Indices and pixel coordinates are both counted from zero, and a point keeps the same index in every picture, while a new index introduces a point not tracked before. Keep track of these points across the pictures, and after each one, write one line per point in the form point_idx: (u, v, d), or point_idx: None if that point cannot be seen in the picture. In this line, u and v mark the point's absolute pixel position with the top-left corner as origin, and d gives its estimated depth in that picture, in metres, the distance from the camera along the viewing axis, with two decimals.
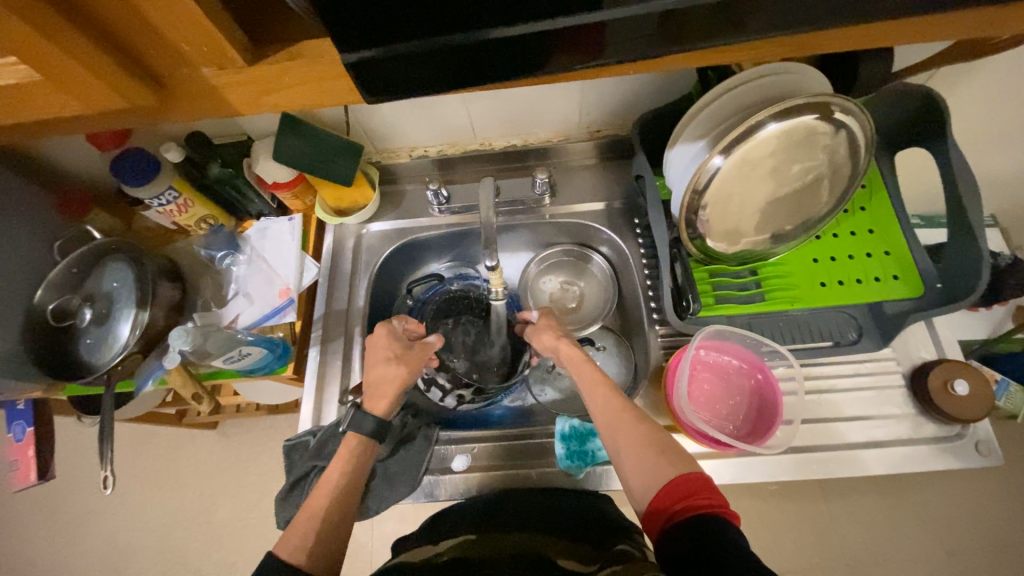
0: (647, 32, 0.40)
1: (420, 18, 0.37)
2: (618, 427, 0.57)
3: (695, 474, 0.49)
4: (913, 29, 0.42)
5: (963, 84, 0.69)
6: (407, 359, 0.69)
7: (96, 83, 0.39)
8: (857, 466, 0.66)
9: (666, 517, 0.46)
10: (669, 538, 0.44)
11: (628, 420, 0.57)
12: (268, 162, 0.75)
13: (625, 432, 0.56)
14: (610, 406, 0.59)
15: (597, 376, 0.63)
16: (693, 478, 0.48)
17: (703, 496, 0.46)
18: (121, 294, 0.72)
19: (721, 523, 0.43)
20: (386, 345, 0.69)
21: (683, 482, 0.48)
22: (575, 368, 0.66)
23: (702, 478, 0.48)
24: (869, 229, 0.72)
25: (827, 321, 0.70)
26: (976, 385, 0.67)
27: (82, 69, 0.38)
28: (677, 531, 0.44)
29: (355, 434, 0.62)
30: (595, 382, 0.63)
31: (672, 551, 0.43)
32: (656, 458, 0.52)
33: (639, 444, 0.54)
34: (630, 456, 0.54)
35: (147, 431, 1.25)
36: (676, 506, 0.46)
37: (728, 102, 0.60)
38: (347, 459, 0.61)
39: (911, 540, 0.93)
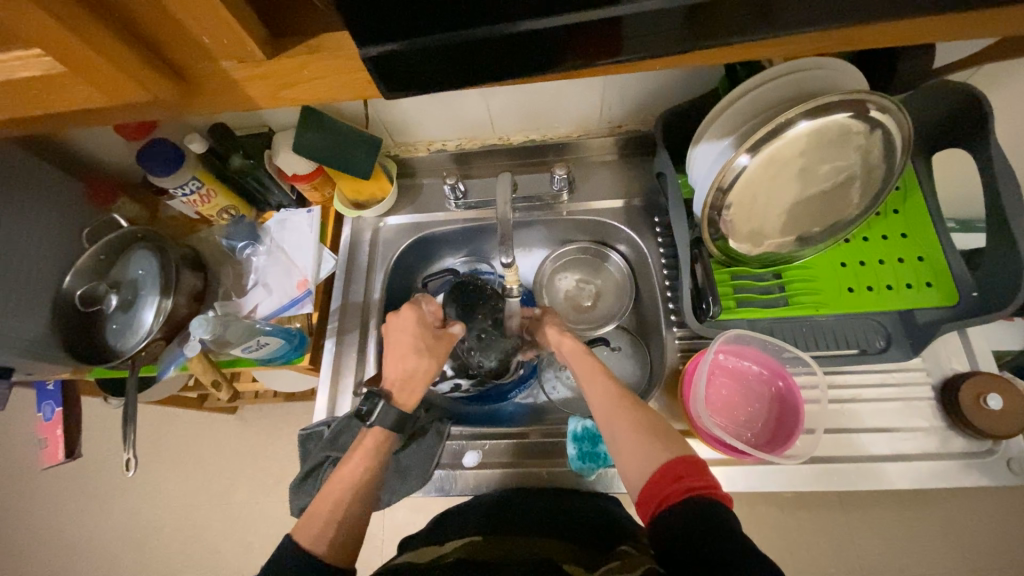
0: (674, 25, 0.38)
1: (439, 14, 0.36)
2: (613, 418, 0.56)
3: (685, 457, 0.48)
4: (961, 24, 0.39)
5: (1010, 83, 0.65)
6: (434, 350, 0.67)
7: (120, 75, 0.39)
8: (880, 479, 0.64)
9: (658, 503, 0.46)
10: (662, 526, 0.44)
11: (625, 406, 0.56)
12: (289, 153, 0.76)
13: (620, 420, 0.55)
14: (606, 397, 0.58)
15: (593, 368, 0.63)
16: (684, 461, 0.47)
17: (694, 480, 0.45)
18: (146, 282, 0.74)
19: (714, 507, 0.42)
20: (415, 336, 0.66)
21: (672, 466, 0.47)
22: (576, 359, 0.65)
23: (692, 460, 0.47)
24: (902, 233, 0.69)
25: (854, 329, 0.68)
26: (1010, 399, 0.64)
27: (106, 61, 0.38)
28: (670, 518, 0.44)
29: (382, 429, 0.61)
30: (594, 372, 0.62)
31: (666, 539, 0.42)
32: (648, 442, 0.51)
33: (631, 430, 0.53)
34: (625, 440, 0.53)
35: (170, 413, 1.29)
36: (668, 491, 0.46)
37: (758, 97, 0.58)
38: (371, 453, 0.60)
39: (933, 556, 0.90)
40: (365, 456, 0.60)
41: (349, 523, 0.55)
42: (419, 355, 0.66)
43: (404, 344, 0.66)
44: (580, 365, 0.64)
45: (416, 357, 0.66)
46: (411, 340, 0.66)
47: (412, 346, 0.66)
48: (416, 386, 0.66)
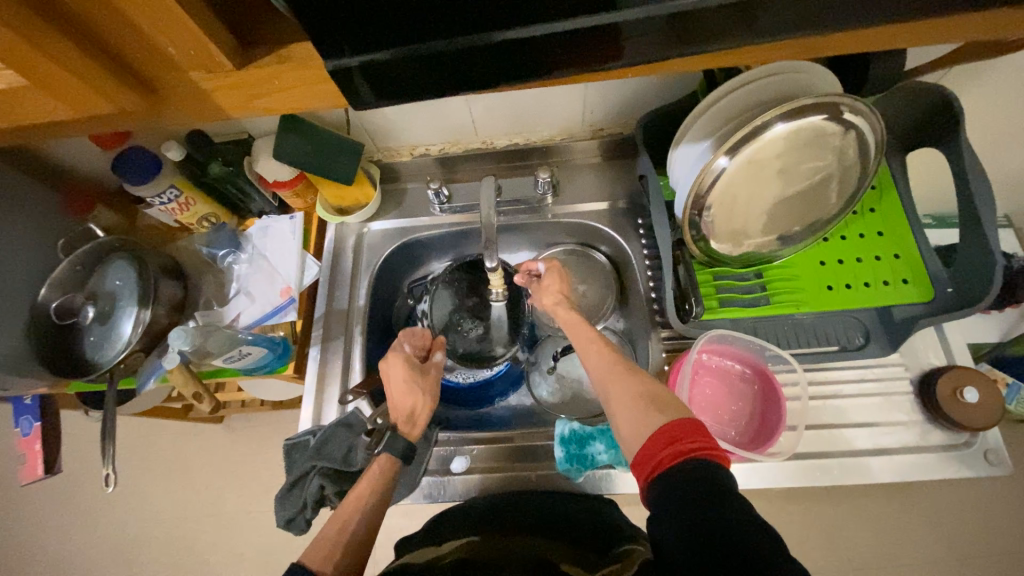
0: (647, 32, 0.38)
1: (412, 24, 0.36)
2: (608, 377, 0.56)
3: (682, 419, 0.45)
4: (927, 30, 0.40)
5: (979, 84, 0.67)
6: (424, 383, 0.68)
7: (82, 86, 0.39)
8: (864, 474, 0.65)
9: (654, 464, 0.44)
10: (658, 492, 0.42)
11: (620, 371, 0.55)
12: (270, 160, 0.75)
13: (620, 386, 0.53)
14: (601, 363, 0.58)
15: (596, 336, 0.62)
16: (680, 424, 0.45)
17: (692, 441, 0.43)
18: (124, 293, 0.72)
19: (714, 471, 0.41)
20: (407, 376, 0.67)
21: (670, 427, 0.45)
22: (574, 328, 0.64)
23: (689, 421, 0.45)
24: (879, 231, 0.71)
25: (833, 326, 0.69)
26: (986, 392, 0.66)
27: (67, 71, 0.37)
28: (666, 482, 0.42)
29: (389, 457, 0.61)
30: (590, 342, 0.61)
31: (665, 504, 0.41)
32: (637, 404, 0.50)
33: (631, 401, 0.51)
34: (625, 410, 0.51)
35: (155, 425, 1.27)
36: (666, 454, 0.43)
37: (734, 101, 0.58)
38: (378, 480, 0.60)
39: (920, 545, 0.91)
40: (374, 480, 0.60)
41: (356, 532, 0.55)
42: (412, 392, 0.66)
43: (399, 383, 0.67)
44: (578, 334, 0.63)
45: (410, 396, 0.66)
46: (403, 380, 0.67)
47: (409, 385, 0.66)
48: (421, 416, 0.66)
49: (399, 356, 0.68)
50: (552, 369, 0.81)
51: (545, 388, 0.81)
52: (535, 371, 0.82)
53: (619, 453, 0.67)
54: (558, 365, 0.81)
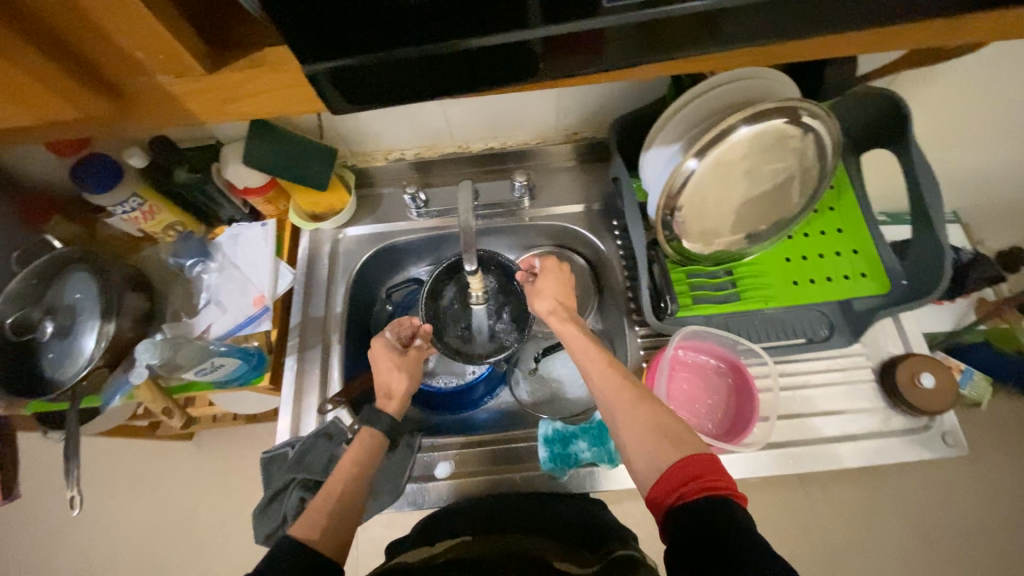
0: (620, 39, 0.39)
1: (387, 30, 0.36)
2: (609, 392, 0.57)
3: (699, 454, 0.46)
4: (874, 38, 0.43)
5: (924, 89, 0.71)
6: (406, 366, 0.71)
7: (45, 90, 0.37)
8: (833, 459, 0.68)
9: (671, 497, 0.45)
10: (674, 524, 0.43)
11: (629, 396, 0.55)
12: (239, 165, 0.74)
13: (642, 412, 0.53)
14: (608, 381, 0.58)
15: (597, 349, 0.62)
16: (697, 459, 0.46)
17: (711, 479, 0.44)
18: (86, 306, 0.68)
19: (732, 509, 0.41)
20: (387, 355, 0.70)
21: (688, 463, 0.46)
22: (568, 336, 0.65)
23: (708, 457, 0.46)
24: (838, 228, 0.75)
25: (796, 319, 0.73)
26: (942, 378, 0.70)
27: (31, 75, 0.36)
28: (683, 515, 0.43)
29: (371, 430, 0.64)
30: (595, 359, 0.61)
31: (682, 537, 0.42)
32: (650, 429, 0.51)
33: (644, 427, 0.52)
34: (641, 438, 0.51)
35: (117, 446, 1.20)
36: (683, 489, 0.44)
37: (701, 106, 0.61)
38: (361, 447, 0.62)
39: (887, 527, 0.96)
40: (358, 451, 0.62)
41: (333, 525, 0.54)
42: (391, 370, 0.69)
43: (384, 362, 0.70)
44: (575, 346, 0.64)
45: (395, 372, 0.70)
46: (386, 359, 0.70)
47: (391, 361, 0.69)
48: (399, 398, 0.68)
49: (381, 339, 0.71)
50: (533, 369, 0.83)
51: (523, 389, 0.82)
52: (517, 372, 0.83)
53: (602, 450, 0.68)
54: (540, 367, 0.83)
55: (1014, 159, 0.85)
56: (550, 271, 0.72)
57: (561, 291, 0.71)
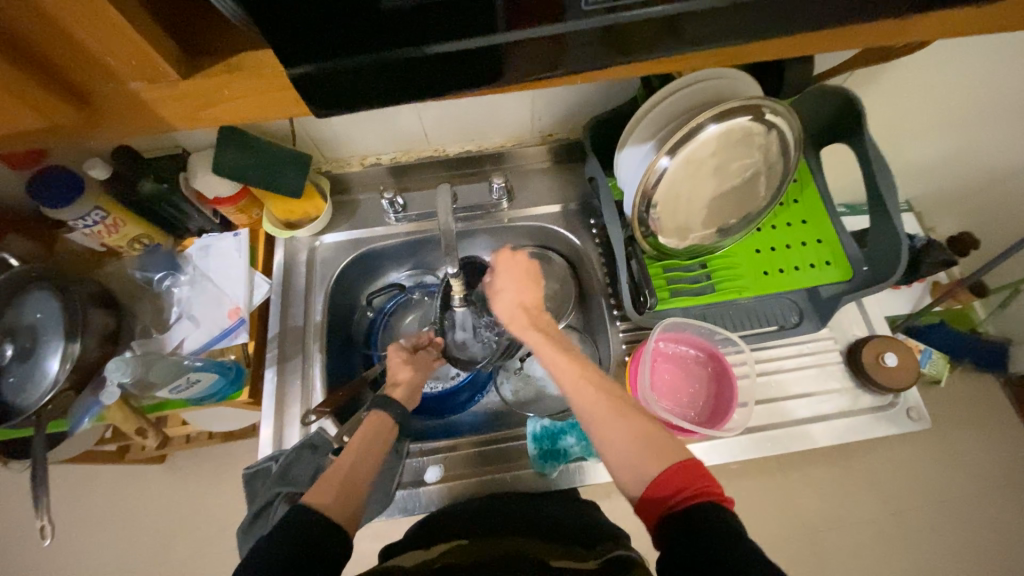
0: (590, 43, 0.39)
1: (360, 36, 0.35)
2: (579, 397, 0.56)
3: (679, 463, 0.47)
4: (832, 36, 0.45)
5: (875, 86, 0.76)
6: (415, 363, 0.76)
7: (9, 99, 0.36)
8: (807, 440, 0.72)
9: (662, 505, 0.46)
10: (666, 535, 0.44)
11: (609, 407, 0.54)
12: (208, 175, 0.72)
13: (621, 419, 0.53)
14: (586, 391, 0.56)
15: (563, 349, 0.61)
16: (683, 467, 0.46)
17: (696, 488, 0.45)
18: (47, 326, 0.63)
19: (718, 516, 0.42)
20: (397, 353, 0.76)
21: (671, 475, 0.46)
22: (531, 336, 0.64)
23: (688, 466, 0.46)
24: (803, 220, 0.78)
25: (768, 307, 0.76)
26: (904, 357, 0.74)
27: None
28: (676, 524, 0.44)
29: (381, 413, 0.66)
30: (569, 372, 0.58)
31: (673, 549, 0.42)
32: (632, 441, 0.50)
33: (626, 440, 0.51)
34: (624, 448, 0.51)
35: (83, 474, 1.14)
36: (674, 497, 0.45)
37: (670, 106, 0.63)
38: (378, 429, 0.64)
39: (860, 502, 1.01)
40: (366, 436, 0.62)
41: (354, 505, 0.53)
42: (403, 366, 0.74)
43: (395, 358, 0.75)
44: (539, 346, 0.62)
45: (406, 370, 0.75)
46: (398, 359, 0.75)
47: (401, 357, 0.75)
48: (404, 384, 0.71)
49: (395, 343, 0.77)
50: (522, 368, 0.83)
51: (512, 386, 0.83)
52: (505, 370, 0.84)
53: (590, 443, 0.70)
54: (527, 365, 0.83)
55: (959, 150, 0.91)
56: (505, 263, 0.70)
57: (520, 290, 0.69)
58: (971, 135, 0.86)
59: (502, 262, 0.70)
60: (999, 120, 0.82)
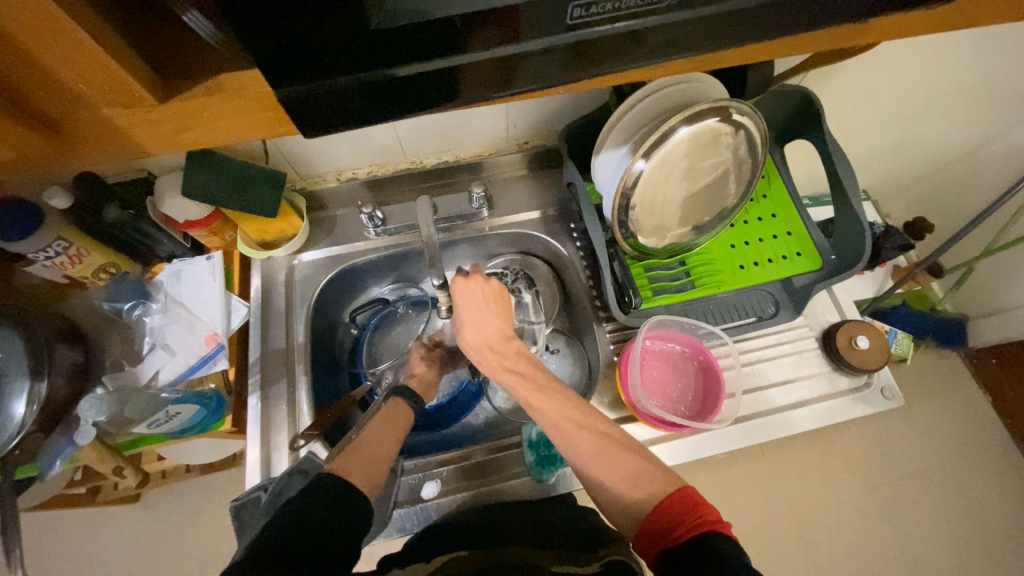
0: (560, 61, 0.39)
1: (335, 59, 0.34)
2: (559, 432, 0.57)
3: (680, 494, 0.47)
4: (791, 44, 0.46)
5: (830, 84, 0.80)
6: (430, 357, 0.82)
7: None
8: (791, 425, 0.74)
9: (664, 538, 0.45)
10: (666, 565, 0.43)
11: (592, 440, 0.55)
12: (177, 199, 0.69)
13: (603, 458, 0.54)
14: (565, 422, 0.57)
15: (537, 386, 0.61)
16: (683, 499, 0.46)
17: (695, 517, 0.44)
18: (6, 367, 0.59)
19: (715, 539, 0.41)
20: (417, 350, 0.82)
21: (671, 507, 0.46)
22: (501, 376, 0.64)
23: (688, 497, 0.46)
24: (772, 213, 0.82)
25: (747, 299, 0.79)
26: (875, 339, 0.78)
27: None
28: (675, 554, 0.43)
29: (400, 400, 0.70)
30: (549, 410, 0.59)
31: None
32: (620, 475, 0.52)
33: (613, 472, 0.52)
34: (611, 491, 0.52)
35: (49, 521, 1.08)
36: (674, 530, 0.44)
37: (641, 111, 0.65)
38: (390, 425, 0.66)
39: (840, 481, 1.05)
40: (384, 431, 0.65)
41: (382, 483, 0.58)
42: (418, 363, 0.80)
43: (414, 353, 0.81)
44: (513, 387, 0.63)
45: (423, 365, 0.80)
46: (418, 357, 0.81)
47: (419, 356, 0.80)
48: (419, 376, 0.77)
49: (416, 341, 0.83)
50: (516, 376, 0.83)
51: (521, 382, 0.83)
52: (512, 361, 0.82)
53: None
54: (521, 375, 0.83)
55: (907, 141, 0.97)
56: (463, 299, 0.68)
57: (486, 318, 0.68)
58: (916, 126, 0.92)
59: (458, 294, 0.68)
60: (941, 112, 0.88)
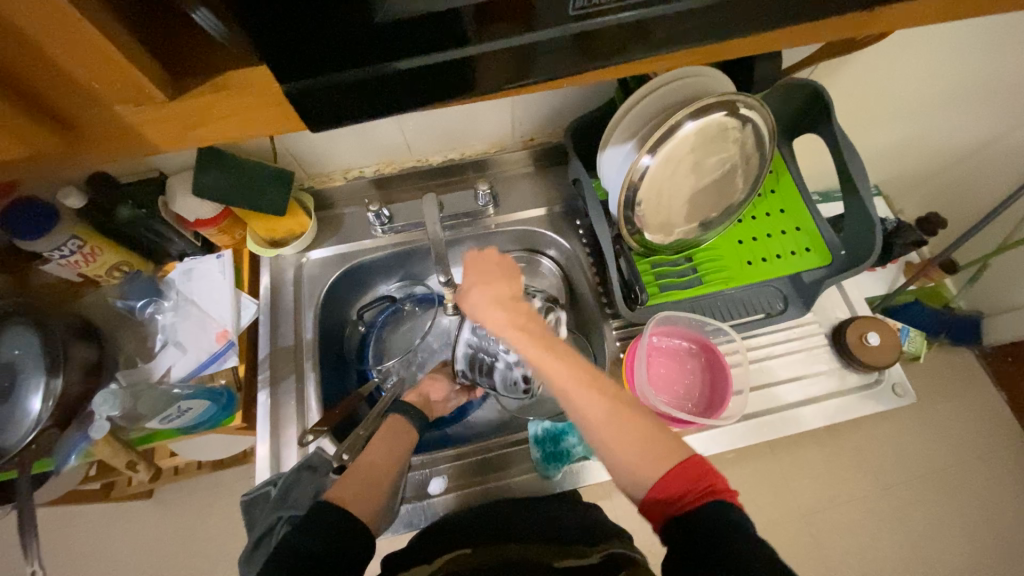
0: (564, 54, 0.39)
1: (339, 51, 0.35)
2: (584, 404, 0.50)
3: (689, 460, 0.46)
4: (794, 35, 0.45)
5: (839, 76, 0.79)
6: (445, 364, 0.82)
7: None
8: (799, 423, 0.73)
9: (670, 506, 0.44)
10: (676, 531, 0.43)
11: (624, 416, 0.49)
12: (187, 198, 0.70)
13: (617, 426, 0.49)
14: (595, 399, 0.50)
15: (551, 349, 0.52)
16: (691, 465, 0.45)
17: (706, 486, 0.44)
18: (26, 363, 0.60)
19: (731, 513, 0.42)
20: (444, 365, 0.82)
21: (679, 472, 0.45)
22: (512, 336, 0.54)
23: (696, 463, 0.46)
24: (781, 208, 0.81)
25: (755, 295, 0.78)
26: (887, 336, 0.77)
27: None
28: (686, 523, 0.43)
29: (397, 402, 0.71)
30: (576, 380, 0.50)
31: (686, 545, 0.42)
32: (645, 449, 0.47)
33: (643, 449, 0.47)
34: (619, 456, 0.48)
35: (65, 515, 1.10)
36: (685, 498, 0.44)
37: (648, 105, 0.64)
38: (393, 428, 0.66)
39: (851, 481, 1.04)
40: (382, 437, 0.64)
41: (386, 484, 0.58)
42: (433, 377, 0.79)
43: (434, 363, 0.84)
44: (526, 350, 0.53)
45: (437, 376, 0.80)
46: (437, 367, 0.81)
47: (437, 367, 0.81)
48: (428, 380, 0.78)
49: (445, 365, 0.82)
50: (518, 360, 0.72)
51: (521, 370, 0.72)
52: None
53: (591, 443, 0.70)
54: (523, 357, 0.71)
55: (919, 134, 0.95)
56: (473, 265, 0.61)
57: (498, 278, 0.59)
58: (929, 119, 0.91)
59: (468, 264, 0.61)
60: (954, 104, 0.87)
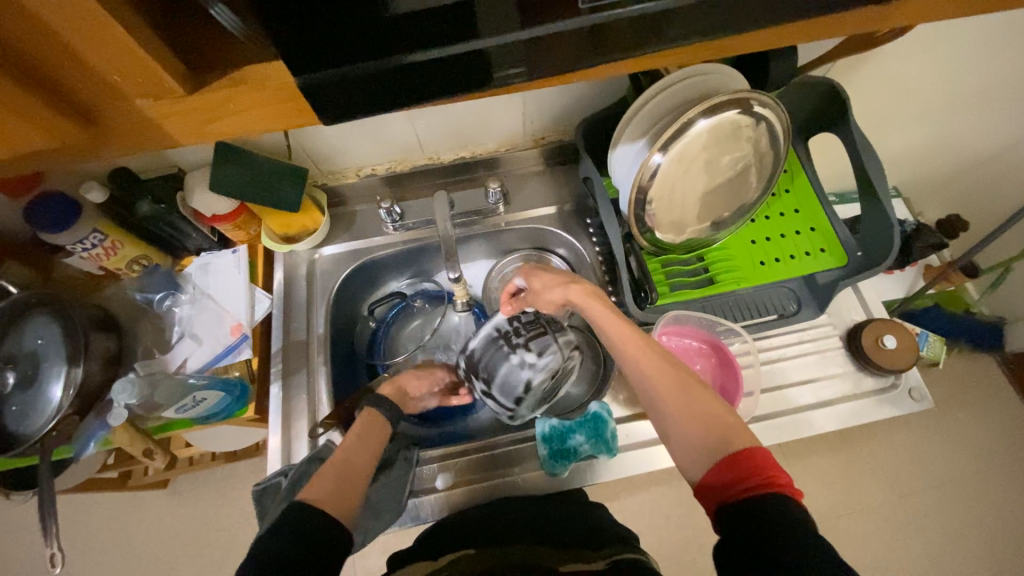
0: (576, 48, 0.39)
1: (351, 42, 0.35)
2: (654, 372, 0.54)
3: (749, 451, 0.44)
4: (813, 28, 0.44)
5: (858, 74, 0.78)
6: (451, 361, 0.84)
7: (23, 124, 0.37)
8: (812, 426, 0.72)
9: (724, 492, 0.43)
10: (726, 519, 0.42)
11: (692, 386, 0.52)
12: (205, 193, 0.72)
13: (682, 395, 0.51)
14: (665, 368, 0.54)
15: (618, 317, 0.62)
16: (749, 455, 0.43)
17: (765, 478, 0.42)
18: (50, 352, 0.62)
19: (784, 506, 0.39)
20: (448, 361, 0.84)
21: (737, 461, 0.43)
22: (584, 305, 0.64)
23: (760, 454, 0.43)
24: (795, 208, 0.80)
25: (767, 296, 0.77)
26: (903, 339, 0.75)
27: (14, 111, 0.36)
28: (735, 513, 0.41)
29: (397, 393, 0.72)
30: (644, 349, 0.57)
31: (736, 534, 0.40)
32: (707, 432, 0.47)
33: (705, 418, 0.49)
34: (678, 426, 0.50)
35: (84, 503, 1.13)
36: (740, 486, 0.42)
37: (660, 103, 0.64)
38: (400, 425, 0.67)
39: (864, 488, 1.02)
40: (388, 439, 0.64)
41: None
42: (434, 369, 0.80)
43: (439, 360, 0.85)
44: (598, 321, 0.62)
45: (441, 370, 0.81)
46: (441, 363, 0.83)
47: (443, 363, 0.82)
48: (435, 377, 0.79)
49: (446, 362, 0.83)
50: (535, 361, 0.67)
51: (531, 372, 0.67)
52: (551, 335, 0.68)
53: (599, 442, 0.69)
54: (542, 360, 0.67)
55: (941, 134, 0.93)
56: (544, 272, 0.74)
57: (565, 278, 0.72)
58: (952, 119, 0.89)
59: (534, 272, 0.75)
60: (978, 103, 0.85)
